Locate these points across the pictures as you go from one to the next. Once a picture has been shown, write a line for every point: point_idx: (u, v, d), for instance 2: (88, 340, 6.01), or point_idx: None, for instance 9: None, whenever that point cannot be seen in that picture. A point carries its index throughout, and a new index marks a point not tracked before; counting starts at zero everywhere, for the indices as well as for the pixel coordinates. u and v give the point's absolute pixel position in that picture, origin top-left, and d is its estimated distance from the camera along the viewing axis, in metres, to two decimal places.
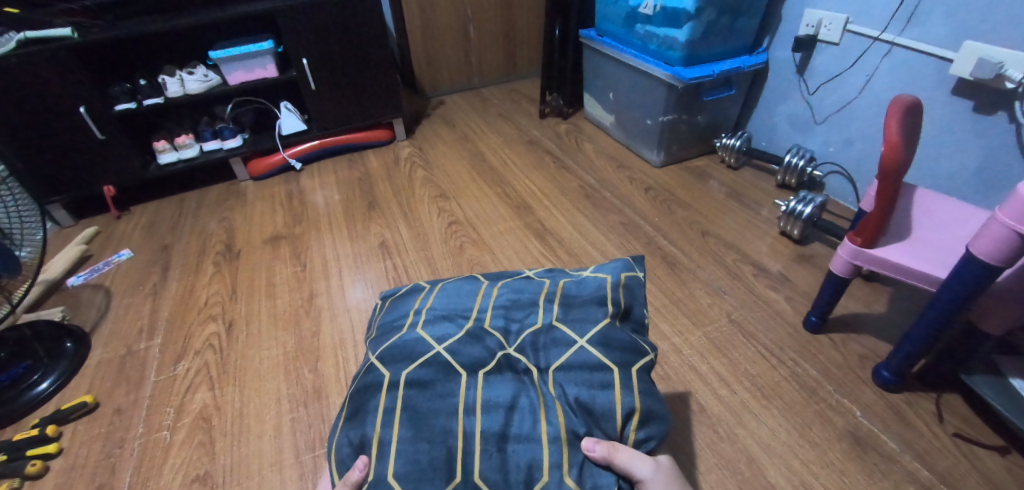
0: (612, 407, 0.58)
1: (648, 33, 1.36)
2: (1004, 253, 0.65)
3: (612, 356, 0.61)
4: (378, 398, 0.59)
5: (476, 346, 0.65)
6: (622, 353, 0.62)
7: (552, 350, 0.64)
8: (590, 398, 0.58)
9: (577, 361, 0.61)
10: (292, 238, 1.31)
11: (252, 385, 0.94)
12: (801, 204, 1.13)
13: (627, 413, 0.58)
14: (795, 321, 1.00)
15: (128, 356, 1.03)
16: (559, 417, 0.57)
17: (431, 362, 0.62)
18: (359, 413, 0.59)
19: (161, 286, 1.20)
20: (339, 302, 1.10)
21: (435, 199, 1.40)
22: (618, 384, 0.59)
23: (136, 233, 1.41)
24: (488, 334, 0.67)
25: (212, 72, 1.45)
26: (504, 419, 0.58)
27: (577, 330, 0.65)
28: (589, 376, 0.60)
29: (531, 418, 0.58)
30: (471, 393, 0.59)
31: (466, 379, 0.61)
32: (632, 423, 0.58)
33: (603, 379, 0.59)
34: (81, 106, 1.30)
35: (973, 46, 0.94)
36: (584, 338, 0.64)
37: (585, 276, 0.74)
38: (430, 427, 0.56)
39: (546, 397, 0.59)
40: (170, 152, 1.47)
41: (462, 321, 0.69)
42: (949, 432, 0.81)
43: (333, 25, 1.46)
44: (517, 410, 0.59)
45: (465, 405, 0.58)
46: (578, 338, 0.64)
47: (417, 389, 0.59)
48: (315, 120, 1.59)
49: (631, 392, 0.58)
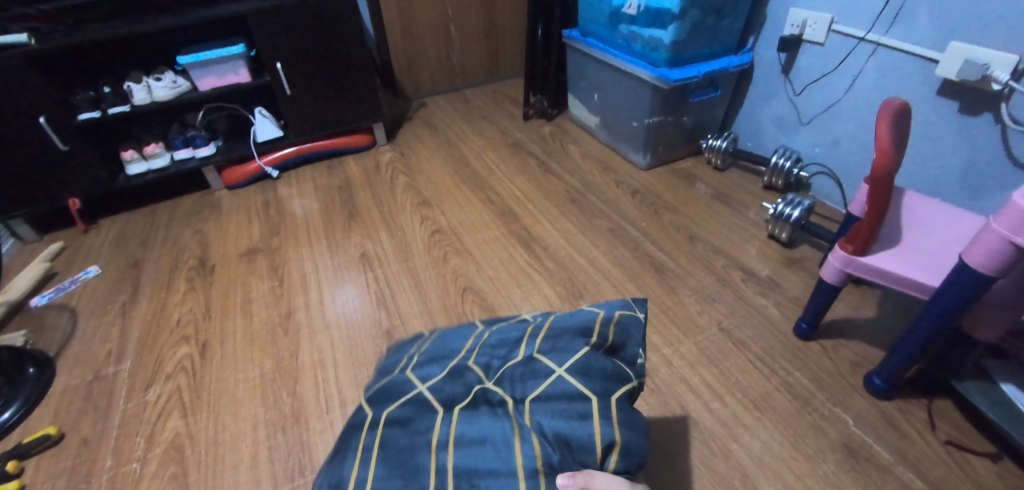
0: (590, 440, 0.53)
1: (632, 34, 1.33)
2: (997, 263, 0.64)
3: (594, 387, 0.56)
4: (360, 437, 0.59)
5: (459, 380, 0.63)
6: (602, 381, 0.56)
7: (531, 381, 0.59)
8: (566, 429, 0.54)
9: (554, 392, 0.57)
10: (268, 250, 1.26)
11: (227, 410, 0.90)
12: (789, 207, 1.12)
13: (607, 446, 0.52)
14: (785, 328, 0.99)
15: (95, 382, 0.98)
16: (531, 450, 0.54)
17: (412, 401, 0.62)
18: (342, 451, 0.59)
19: (131, 305, 1.15)
20: (317, 318, 1.06)
21: (417, 207, 1.36)
22: (597, 415, 0.54)
23: (104, 248, 1.35)
24: (469, 369, 0.64)
25: (180, 78, 1.38)
26: (476, 453, 0.54)
27: (557, 360, 0.60)
28: (566, 407, 0.55)
29: (503, 451, 0.54)
30: (444, 429, 0.57)
31: (442, 416, 0.59)
32: (613, 455, 0.53)
33: (581, 409, 0.54)
34: (41, 116, 1.23)
35: (959, 47, 0.94)
36: (563, 367, 0.58)
37: (577, 310, 0.69)
38: (404, 464, 0.55)
39: (520, 428, 0.55)
40: (139, 162, 1.41)
41: (449, 360, 0.68)
42: (942, 440, 0.80)
43: (307, 28, 1.40)
44: (489, 443, 0.55)
45: (438, 440, 0.56)
46: (557, 367, 0.59)
47: (395, 428, 0.59)
48: (291, 127, 1.54)
49: (611, 423, 0.53)
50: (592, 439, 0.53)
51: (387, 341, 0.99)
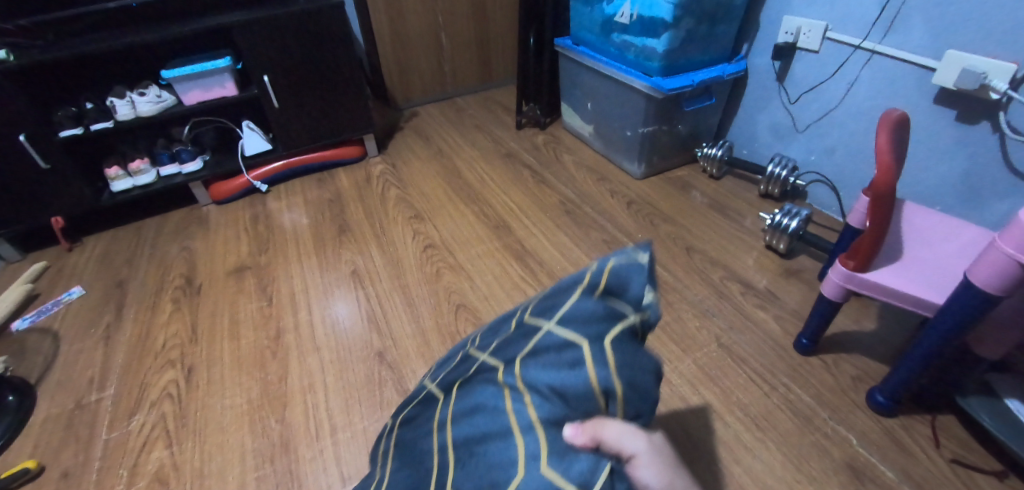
0: (587, 392, 0.36)
1: (625, 42, 1.31)
2: (1003, 283, 0.62)
3: (582, 328, 0.39)
4: (391, 443, 0.54)
5: (459, 367, 0.50)
6: (597, 319, 0.39)
7: (519, 340, 0.43)
8: (559, 385, 0.37)
9: (541, 344, 0.40)
10: (257, 268, 1.24)
11: (213, 439, 0.87)
12: (787, 218, 1.10)
13: (605, 394, 0.36)
14: (786, 343, 0.97)
15: (77, 411, 0.95)
16: (512, 412, 0.36)
17: (426, 397, 0.54)
18: (381, 461, 0.55)
19: (115, 328, 1.11)
20: (307, 339, 1.03)
21: (409, 221, 1.34)
22: (589, 361, 0.36)
23: (88, 267, 1.31)
24: (472, 350, 0.52)
25: (165, 92, 1.35)
26: (461, 430, 0.40)
27: (546, 312, 0.43)
28: (553, 358, 0.38)
29: (489, 417, 0.38)
30: (443, 410, 0.45)
31: (439, 403, 0.48)
32: (616, 405, 0.36)
33: (573, 359, 0.37)
34: (21, 134, 1.20)
35: (956, 55, 0.92)
36: (552, 319, 0.41)
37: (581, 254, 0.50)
38: (414, 457, 0.46)
39: (501, 395, 0.39)
40: (124, 179, 1.37)
41: (460, 354, 0.57)
42: (946, 458, 0.79)
43: (295, 40, 1.38)
44: (471, 416, 0.40)
45: (436, 423, 0.44)
46: (546, 320, 0.42)
47: (411, 427, 0.51)
48: (280, 140, 1.51)
49: (607, 367, 0.36)
50: (589, 388, 0.36)
51: (379, 363, 0.97)
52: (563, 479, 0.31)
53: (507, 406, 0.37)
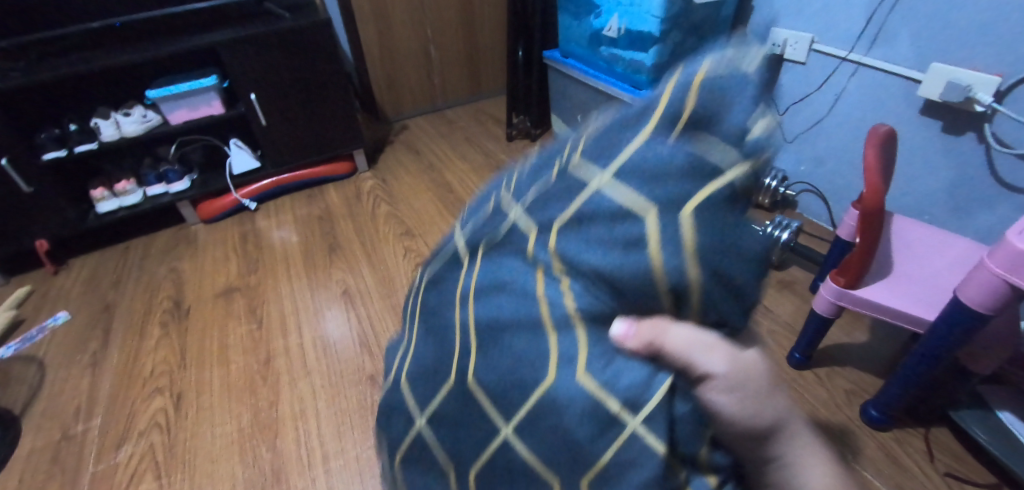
0: (648, 284, 0.23)
1: (614, 55, 1.31)
2: (992, 301, 0.62)
3: (647, 184, 0.22)
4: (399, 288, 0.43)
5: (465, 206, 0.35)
6: (677, 179, 0.22)
7: (541, 191, 0.26)
8: (608, 273, 0.23)
9: (579, 209, 0.24)
10: (246, 289, 1.22)
11: (202, 470, 0.85)
12: (778, 230, 1.10)
13: (674, 292, 0.23)
14: (779, 357, 0.97)
15: (63, 442, 0.93)
16: (533, 304, 0.25)
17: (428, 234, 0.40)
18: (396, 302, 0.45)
19: (102, 354, 1.10)
20: (298, 363, 1.02)
21: (400, 238, 1.33)
22: (655, 238, 0.22)
23: (74, 290, 1.29)
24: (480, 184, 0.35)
25: (150, 112, 1.34)
26: (469, 315, 0.29)
27: (590, 149, 0.25)
28: (601, 235, 0.23)
29: (509, 307, 0.26)
30: (449, 272, 0.32)
31: (440, 261, 0.34)
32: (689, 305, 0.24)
33: (630, 237, 0.22)
34: (3, 158, 1.18)
35: (941, 67, 0.93)
36: (600, 168, 0.24)
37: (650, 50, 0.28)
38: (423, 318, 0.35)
39: (523, 281, 0.26)
40: (110, 200, 1.36)
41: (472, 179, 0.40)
42: (941, 471, 0.78)
43: (282, 57, 1.37)
44: (481, 301, 0.28)
45: (440, 289, 0.32)
46: (589, 167, 0.24)
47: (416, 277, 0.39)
48: (268, 157, 1.50)
49: (680, 252, 0.22)
50: (651, 285, 0.23)
51: (371, 386, 0.96)
52: (604, 392, 0.23)
53: (526, 288, 0.26)
